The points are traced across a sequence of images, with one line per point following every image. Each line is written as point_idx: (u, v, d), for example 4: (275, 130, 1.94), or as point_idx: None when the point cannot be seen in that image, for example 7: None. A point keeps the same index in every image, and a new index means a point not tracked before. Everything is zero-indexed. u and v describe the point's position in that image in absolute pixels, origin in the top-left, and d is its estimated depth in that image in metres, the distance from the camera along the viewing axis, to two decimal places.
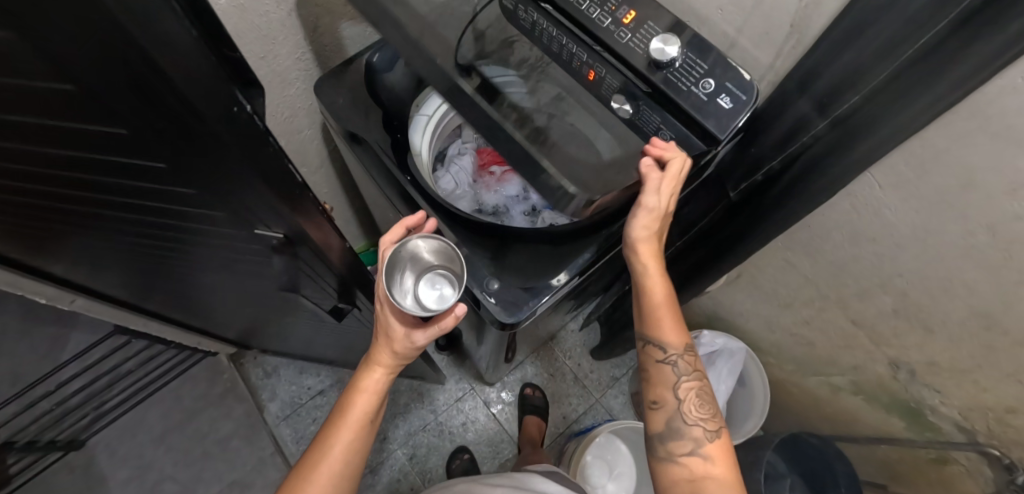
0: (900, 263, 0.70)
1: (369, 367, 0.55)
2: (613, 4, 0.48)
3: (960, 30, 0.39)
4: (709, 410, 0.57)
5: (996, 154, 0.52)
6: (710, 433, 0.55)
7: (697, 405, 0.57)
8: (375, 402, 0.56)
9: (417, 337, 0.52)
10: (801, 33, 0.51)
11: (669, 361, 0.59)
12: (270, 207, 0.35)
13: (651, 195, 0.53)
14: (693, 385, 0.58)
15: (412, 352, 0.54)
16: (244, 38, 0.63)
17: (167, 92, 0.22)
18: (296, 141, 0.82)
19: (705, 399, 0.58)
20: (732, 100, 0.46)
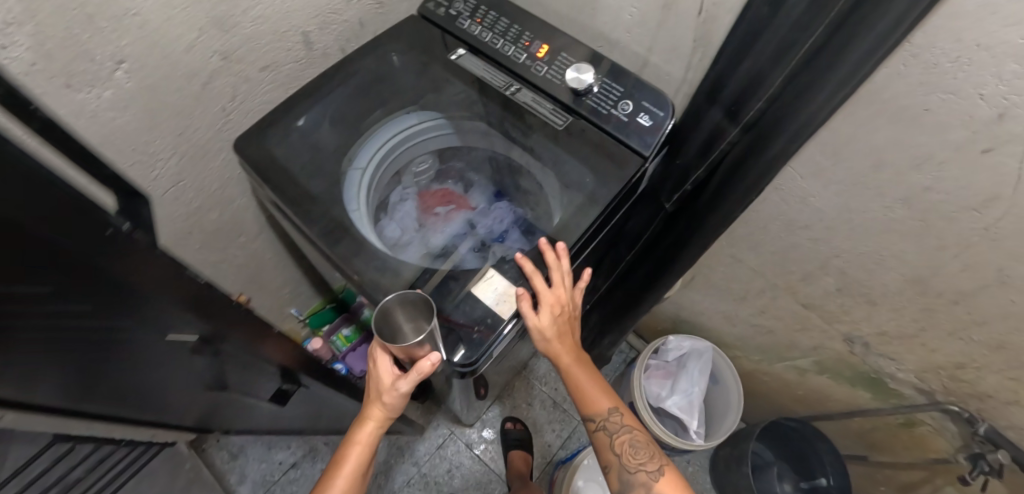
0: (834, 245, 0.74)
1: (362, 422, 0.64)
2: (527, 42, 0.70)
3: (842, 29, 0.41)
4: (646, 453, 0.67)
5: (896, 134, 0.57)
6: (655, 473, 0.65)
7: (633, 454, 0.67)
8: (367, 455, 0.65)
9: (400, 386, 0.61)
10: (704, 47, 0.65)
11: (602, 427, 0.69)
12: (174, 309, 0.37)
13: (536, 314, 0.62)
14: (627, 438, 0.68)
15: (400, 401, 0.63)
16: (158, 116, 0.61)
17: (45, 247, 0.24)
18: (229, 212, 0.79)
19: (641, 444, 0.68)
20: (651, 116, 0.64)
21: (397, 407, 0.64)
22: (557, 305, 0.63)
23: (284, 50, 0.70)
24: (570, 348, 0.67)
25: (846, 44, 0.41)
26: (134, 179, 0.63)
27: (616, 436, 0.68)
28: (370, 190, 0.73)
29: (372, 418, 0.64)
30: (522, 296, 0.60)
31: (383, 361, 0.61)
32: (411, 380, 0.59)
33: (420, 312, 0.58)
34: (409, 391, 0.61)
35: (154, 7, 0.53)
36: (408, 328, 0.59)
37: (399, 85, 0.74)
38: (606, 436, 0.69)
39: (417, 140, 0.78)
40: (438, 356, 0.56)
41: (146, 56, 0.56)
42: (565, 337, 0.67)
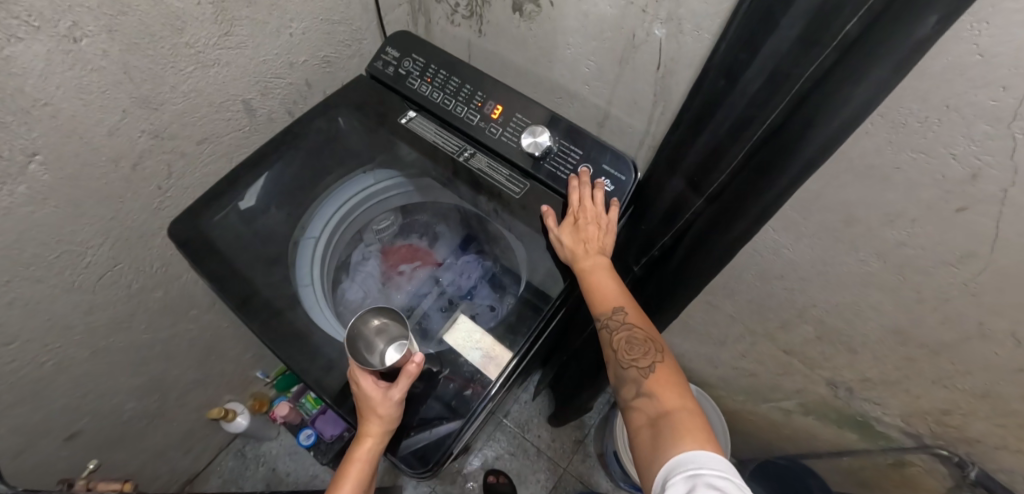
0: (811, 294, 0.71)
1: (357, 441, 0.55)
2: (481, 102, 0.67)
3: (802, 107, 0.40)
4: (646, 352, 0.56)
5: (866, 194, 0.55)
6: (648, 370, 0.55)
7: (629, 350, 0.57)
8: (367, 474, 0.56)
9: (393, 395, 0.54)
10: (664, 102, 0.62)
11: (602, 325, 0.58)
12: None
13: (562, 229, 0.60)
14: (625, 333, 0.57)
15: (399, 410, 0.55)
16: (84, 204, 0.57)
17: None
18: (176, 288, 0.75)
19: (639, 341, 0.56)
20: (613, 181, 0.61)
21: (396, 418, 0.55)
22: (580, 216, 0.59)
23: (223, 120, 0.66)
24: (590, 253, 0.58)
25: (808, 122, 0.40)
26: (62, 270, 0.59)
27: (614, 333, 0.57)
28: (325, 260, 0.70)
29: (367, 436, 0.55)
30: (547, 212, 0.61)
31: (364, 381, 0.54)
32: (403, 384, 0.54)
33: (384, 320, 0.59)
34: (403, 398, 0.55)
35: (67, 95, 0.49)
36: (378, 340, 0.59)
37: (350, 149, 0.70)
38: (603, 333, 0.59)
39: (372, 199, 0.74)
40: (422, 354, 0.54)
41: (63, 145, 0.51)
42: (589, 242, 0.59)
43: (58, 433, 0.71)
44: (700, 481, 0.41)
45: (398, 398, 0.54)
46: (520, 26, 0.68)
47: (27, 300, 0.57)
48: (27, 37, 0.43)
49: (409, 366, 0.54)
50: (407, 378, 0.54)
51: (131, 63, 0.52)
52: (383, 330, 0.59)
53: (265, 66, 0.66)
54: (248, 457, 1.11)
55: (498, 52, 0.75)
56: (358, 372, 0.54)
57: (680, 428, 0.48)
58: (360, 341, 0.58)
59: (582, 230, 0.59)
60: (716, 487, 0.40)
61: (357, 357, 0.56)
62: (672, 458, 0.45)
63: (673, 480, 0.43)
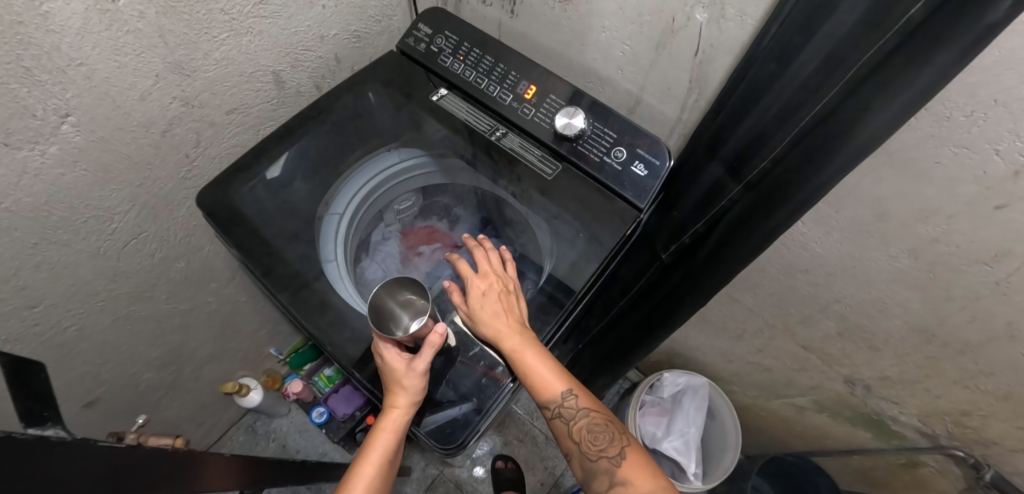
0: (835, 290, 0.71)
1: (384, 412, 0.56)
2: (514, 82, 0.66)
3: (854, 96, 0.39)
4: (607, 437, 0.58)
5: (902, 190, 0.54)
6: (616, 458, 0.56)
7: (591, 440, 0.58)
8: (394, 446, 0.56)
9: (416, 366, 0.55)
10: (700, 88, 0.62)
11: (558, 415, 0.59)
12: (175, 462, 0.37)
13: (475, 298, 0.59)
14: (585, 421, 0.58)
15: (423, 382, 0.56)
16: (113, 169, 0.56)
17: (55, 456, 0.26)
18: (198, 259, 0.74)
19: (600, 427, 0.58)
20: (646, 165, 0.60)
21: (422, 389, 0.56)
22: (493, 283, 0.60)
23: (251, 91, 0.65)
24: (512, 325, 0.57)
25: (862, 110, 0.39)
26: (88, 235, 0.58)
27: (573, 423, 0.58)
28: (348, 240, 0.69)
29: (395, 407, 0.56)
30: (449, 288, 0.61)
31: (388, 350, 0.55)
32: (427, 355, 0.55)
33: (411, 295, 0.58)
34: (428, 368, 0.55)
35: (103, 56, 0.48)
36: (404, 314, 0.58)
37: (377, 126, 0.69)
38: (565, 425, 0.59)
39: (393, 180, 0.73)
40: (445, 324, 0.55)
41: (96, 106, 0.51)
42: (506, 314, 0.58)
43: (76, 399, 0.71)
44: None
45: (422, 369, 0.55)
46: (554, 8, 0.67)
47: (54, 263, 0.56)
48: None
49: (432, 337, 0.55)
50: (431, 349, 0.55)
51: (167, 27, 0.52)
52: (409, 304, 0.58)
53: (296, 38, 0.66)
54: (258, 433, 1.11)
55: (530, 34, 0.74)
56: (383, 344, 0.55)
57: None
58: (386, 316, 0.58)
59: (498, 298, 0.59)
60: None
61: (380, 327, 0.56)
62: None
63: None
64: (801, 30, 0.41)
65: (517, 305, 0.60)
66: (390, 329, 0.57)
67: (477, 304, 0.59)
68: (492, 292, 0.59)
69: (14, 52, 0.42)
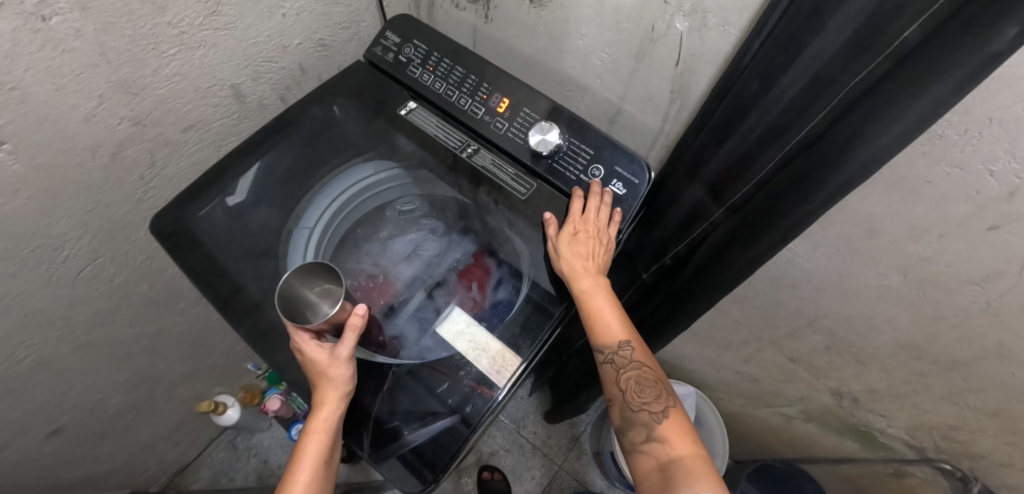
0: (821, 305, 0.69)
1: (314, 409, 0.53)
2: (486, 95, 0.63)
3: (843, 121, 0.37)
4: (653, 392, 0.57)
5: (893, 209, 0.51)
6: (659, 415, 0.55)
7: (638, 391, 0.57)
8: (330, 441, 0.54)
9: (339, 351, 0.53)
10: (682, 97, 0.59)
11: (609, 361, 0.58)
12: None
13: (563, 238, 0.56)
14: (635, 373, 0.57)
15: (351, 369, 0.54)
16: (60, 196, 0.53)
17: None
18: (162, 281, 0.72)
19: (650, 382, 0.57)
20: (625, 184, 0.58)
21: (351, 377, 0.54)
22: (591, 232, 0.56)
23: (209, 106, 0.62)
24: (586, 270, 0.55)
25: (853, 139, 0.36)
26: (37, 264, 0.56)
27: (623, 372, 0.57)
28: (321, 254, 0.64)
29: (323, 403, 0.53)
30: (549, 220, 0.58)
31: (305, 341, 0.52)
32: (349, 339, 0.53)
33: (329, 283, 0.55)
34: (352, 353, 0.53)
35: (38, 78, 0.45)
36: (322, 303, 0.55)
37: (346, 138, 0.66)
38: (615, 374, 0.58)
39: (367, 195, 0.68)
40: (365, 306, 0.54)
41: (35, 131, 0.48)
42: (583, 258, 0.56)
43: (41, 429, 0.69)
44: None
45: (347, 355, 0.53)
46: (529, 13, 0.64)
47: (1, 296, 0.54)
48: None
49: (353, 320, 0.53)
50: (353, 333, 0.53)
51: (109, 44, 0.48)
52: (328, 292, 0.55)
53: (256, 49, 0.62)
54: (239, 448, 1.10)
55: (505, 40, 0.71)
56: (300, 336, 0.52)
57: (691, 471, 0.49)
58: (302, 305, 0.54)
59: (584, 244, 0.56)
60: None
61: (293, 319, 0.53)
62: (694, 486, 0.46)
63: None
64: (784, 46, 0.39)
65: (601, 256, 0.57)
66: (307, 317, 0.54)
67: (560, 242, 0.56)
68: (590, 240, 0.56)
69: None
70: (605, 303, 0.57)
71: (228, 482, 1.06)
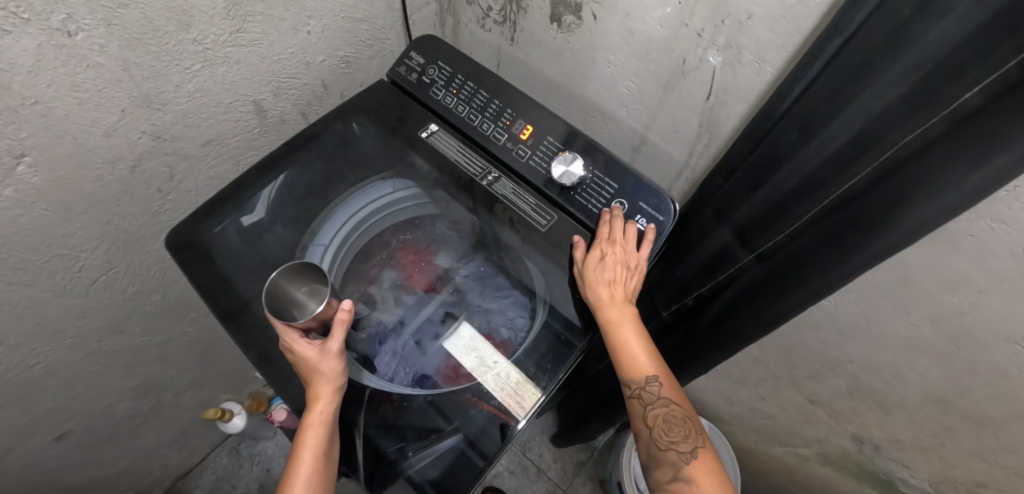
0: (846, 350, 0.67)
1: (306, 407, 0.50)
2: (509, 121, 0.62)
3: (890, 179, 0.35)
4: (682, 431, 0.53)
5: (931, 261, 0.49)
6: (687, 456, 0.52)
7: (666, 430, 0.53)
8: (327, 441, 0.50)
9: (328, 345, 0.50)
10: (711, 132, 0.57)
11: (636, 396, 0.54)
12: None
13: (591, 264, 0.54)
14: (663, 410, 0.54)
15: (343, 364, 0.51)
16: (77, 208, 0.53)
17: None
18: (175, 292, 0.71)
19: (678, 421, 0.53)
20: (648, 220, 0.56)
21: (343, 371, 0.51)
22: (623, 259, 0.54)
23: (230, 122, 0.62)
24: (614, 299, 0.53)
25: (901, 200, 0.34)
26: (52, 274, 0.55)
27: (650, 409, 0.54)
28: (336, 271, 0.63)
29: (315, 399, 0.50)
30: (576, 243, 0.56)
31: (292, 339, 0.49)
32: (339, 334, 0.51)
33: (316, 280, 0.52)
34: (342, 346, 0.51)
35: (59, 93, 0.45)
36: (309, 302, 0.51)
37: (366, 158, 0.65)
38: (642, 410, 0.54)
39: (384, 215, 0.66)
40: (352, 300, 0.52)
41: (55, 145, 0.47)
42: (613, 286, 0.53)
43: (47, 433, 0.69)
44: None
45: (338, 348, 0.51)
46: (556, 38, 0.63)
47: (15, 304, 0.54)
48: (15, 30, 0.39)
49: (340, 314, 0.51)
50: (342, 327, 0.51)
51: (132, 60, 0.48)
52: (315, 289, 0.51)
53: (279, 65, 0.61)
54: (242, 454, 1.09)
55: (530, 63, 0.70)
56: (290, 335, 0.49)
57: None
58: (289, 304, 0.51)
59: (614, 271, 0.53)
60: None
61: (279, 318, 0.50)
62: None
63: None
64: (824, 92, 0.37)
65: (631, 284, 0.56)
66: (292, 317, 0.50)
67: (589, 268, 0.54)
68: (618, 268, 0.53)
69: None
70: (633, 333, 0.54)
71: (229, 489, 1.06)
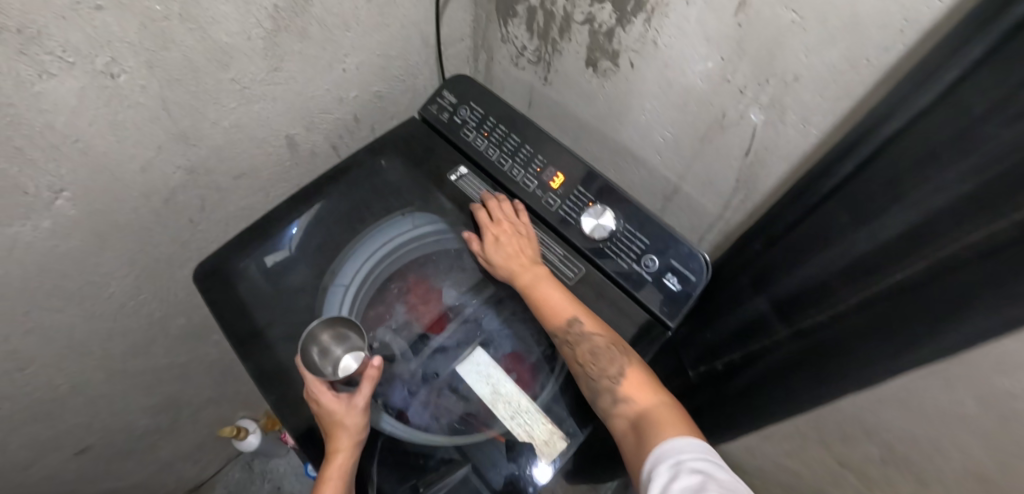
0: (881, 418, 0.63)
1: (326, 459, 0.50)
2: (540, 168, 0.61)
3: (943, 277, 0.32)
4: (615, 360, 0.51)
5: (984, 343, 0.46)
6: (619, 379, 0.51)
7: (595, 362, 0.51)
8: None
9: (354, 400, 0.50)
10: (747, 188, 0.56)
11: (564, 352, 0.52)
12: None
13: (495, 248, 0.57)
14: (591, 350, 0.52)
15: (367, 419, 0.51)
16: (110, 238, 0.54)
17: None
18: (199, 315, 0.72)
19: (604, 350, 0.51)
20: (679, 280, 0.54)
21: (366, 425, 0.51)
22: (511, 228, 0.58)
23: (263, 155, 0.63)
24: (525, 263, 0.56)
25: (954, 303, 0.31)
26: (84, 300, 0.57)
27: (580, 355, 0.52)
28: (354, 315, 0.60)
29: (336, 453, 0.49)
30: (470, 238, 0.59)
31: (319, 392, 0.50)
32: (366, 389, 0.51)
33: (345, 330, 0.53)
34: (368, 402, 0.51)
35: (100, 131, 0.46)
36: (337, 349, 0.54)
37: (394, 194, 0.65)
38: (587, 385, 0.52)
39: (396, 257, 0.63)
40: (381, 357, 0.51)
41: (94, 179, 0.48)
42: (519, 256, 0.57)
43: (69, 448, 0.70)
44: (702, 463, 0.43)
45: (363, 404, 0.50)
46: (591, 81, 0.63)
47: (46, 328, 0.55)
48: (61, 74, 0.40)
49: (368, 370, 0.51)
50: (369, 383, 0.51)
51: (171, 99, 0.48)
52: (343, 338, 0.54)
53: (313, 101, 0.62)
54: (255, 470, 1.11)
55: (563, 103, 0.70)
56: (318, 387, 0.50)
57: (661, 422, 0.49)
58: (316, 351, 0.53)
59: (514, 243, 0.57)
60: (719, 465, 0.44)
61: (310, 368, 0.52)
62: (661, 450, 0.46)
63: (662, 467, 0.44)
64: (883, 171, 0.36)
65: (529, 243, 0.59)
66: (319, 366, 0.53)
67: (495, 254, 0.57)
68: (518, 241, 0.57)
69: (3, 133, 0.39)
70: (552, 290, 0.55)
71: None
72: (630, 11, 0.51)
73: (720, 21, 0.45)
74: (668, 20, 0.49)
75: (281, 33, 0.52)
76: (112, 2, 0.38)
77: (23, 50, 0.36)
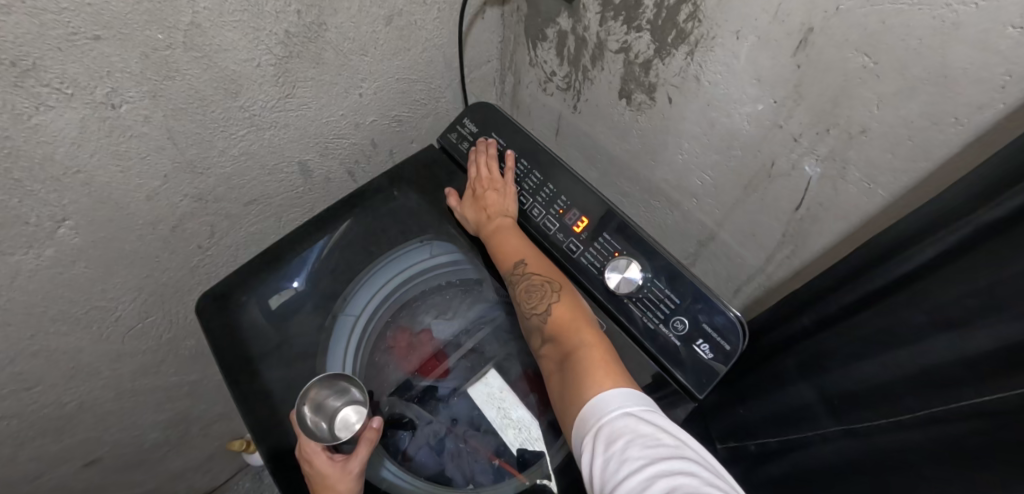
0: None
1: None
2: (561, 210, 0.57)
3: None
4: (546, 299, 0.51)
5: None
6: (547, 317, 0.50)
7: (527, 297, 0.52)
8: None
9: (349, 465, 0.48)
10: (796, 246, 0.51)
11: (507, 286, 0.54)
12: None
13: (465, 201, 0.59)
14: (527, 286, 0.52)
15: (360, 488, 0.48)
16: (116, 264, 0.53)
17: None
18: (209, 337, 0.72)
19: (538, 288, 0.52)
20: (711, 348, 0.48)
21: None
22: (485, 183, 0.59)
23: (274, 181, 0.61)
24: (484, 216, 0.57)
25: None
26: (90, 324, 0.56)
27: (515, 291, 0.53)
28: (359, 349, 0.58)
29: None
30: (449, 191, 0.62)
31: (313, 455, 0.47)
32: (363, 453, 0.49)
33: (347, 386, 0.53)
34: (363, 467, 0.48)
35: (103, 161, 0.44)
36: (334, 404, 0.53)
37: (409, 227, 0.62)
38: (527, 325, 0.53)
39: (412, 287, 0.62)
40: (381, 417, 0.51)
41: (98, 208, 0.47)
42: (483, 211, 0.58)
43: (78, 459, 0.70)
44: (624, 422, 0.38)
45: (358, 469, 0.48)
46: (624, 115, 0.58)
47: (53, 351, 0.54)
48: (58, 105, 0.37)
49: (367, 432, 0.49)
50: (367, 445, 0.49)
51: (176, 128, 0.46)
52: (344, 394, 0.53)
53: (328, 127, 0.60)
54: (265, 481, 1.11)
55: (591, 135, 0.66)
56: (311, 448, 0.47)
57: (579, 367, 0.45)
58: (313, 408, 0.51)
59: (479, 198, 0.58)
60: (645, 418, 0.39)
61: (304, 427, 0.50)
62: (581, 415, 0.41)
63: (586, 441, 0.39)
64: (983, 267, 0.30)
65: (498, 194, 0.58)
66: (315, 423, 0.51)
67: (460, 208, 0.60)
68: (483, 195, 0.58)
69: (2, 166, 0.37)
70: (507, 242, 0.56)
71: None
72: (671, 42, 0.46)
73: (774, 61, 0.39)
74: (714, 55, 0.43)
75: (293, 60, 0.49)
76: (111, 32, 0.36)
77: (19, 83, 0.34)
